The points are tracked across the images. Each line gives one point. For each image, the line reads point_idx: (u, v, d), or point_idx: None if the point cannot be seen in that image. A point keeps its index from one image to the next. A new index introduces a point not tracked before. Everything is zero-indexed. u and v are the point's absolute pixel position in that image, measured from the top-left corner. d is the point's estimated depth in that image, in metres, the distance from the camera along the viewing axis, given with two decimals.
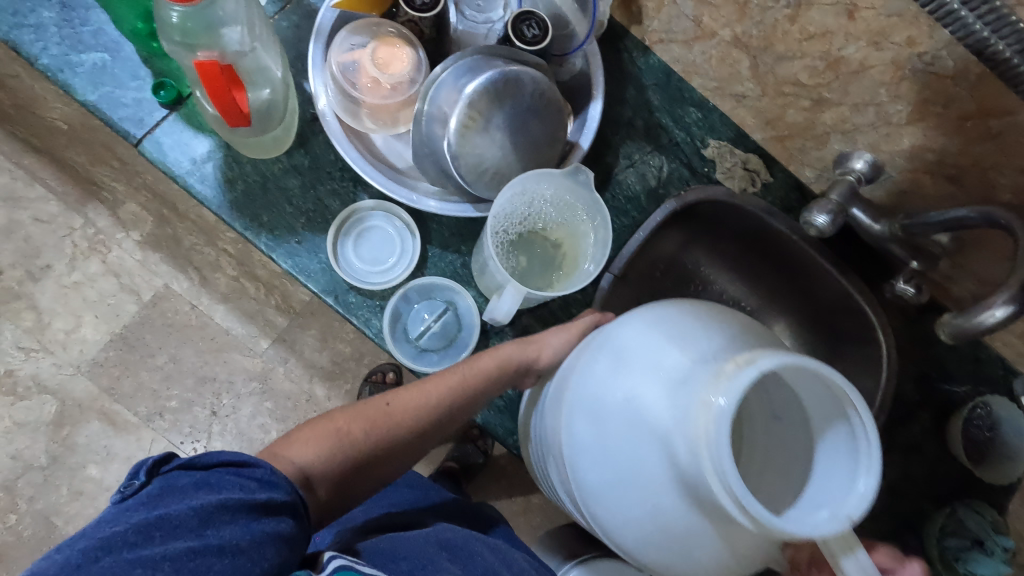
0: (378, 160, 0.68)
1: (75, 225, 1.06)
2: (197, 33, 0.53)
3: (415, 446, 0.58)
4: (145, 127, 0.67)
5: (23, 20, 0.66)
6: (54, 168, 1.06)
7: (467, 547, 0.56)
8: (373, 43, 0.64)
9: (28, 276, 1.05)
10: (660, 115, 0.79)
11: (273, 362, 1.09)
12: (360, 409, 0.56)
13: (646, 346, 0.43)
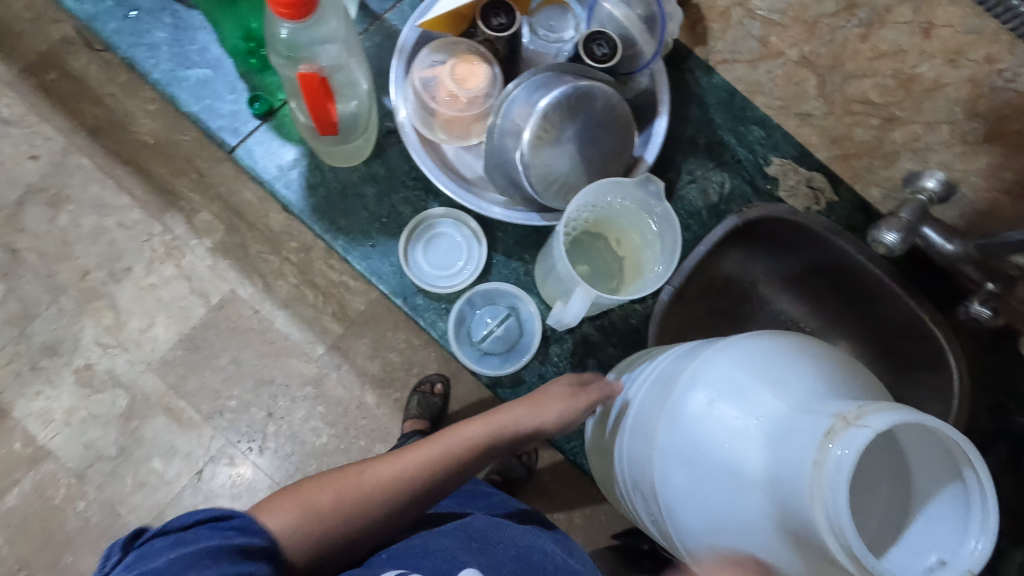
0: (451, 170, 0.72)
1: (154, 232, 1.07)
2: (300, 48, 0.56)
3: (397, 518, 0.56)
4: (239, 136, 0.73)
5: (140, 39, 0.73)
6: (137, 177, 1.07)
7: (497, 533, 0.56)
8: (452, 59, 0.67)
9: (111, 277, 1.07)
10: (722, 133, 0.81)
11: (326, 367, 1.06)
12: (334, 480, 0.55)
13: (740, 388, 0.44)
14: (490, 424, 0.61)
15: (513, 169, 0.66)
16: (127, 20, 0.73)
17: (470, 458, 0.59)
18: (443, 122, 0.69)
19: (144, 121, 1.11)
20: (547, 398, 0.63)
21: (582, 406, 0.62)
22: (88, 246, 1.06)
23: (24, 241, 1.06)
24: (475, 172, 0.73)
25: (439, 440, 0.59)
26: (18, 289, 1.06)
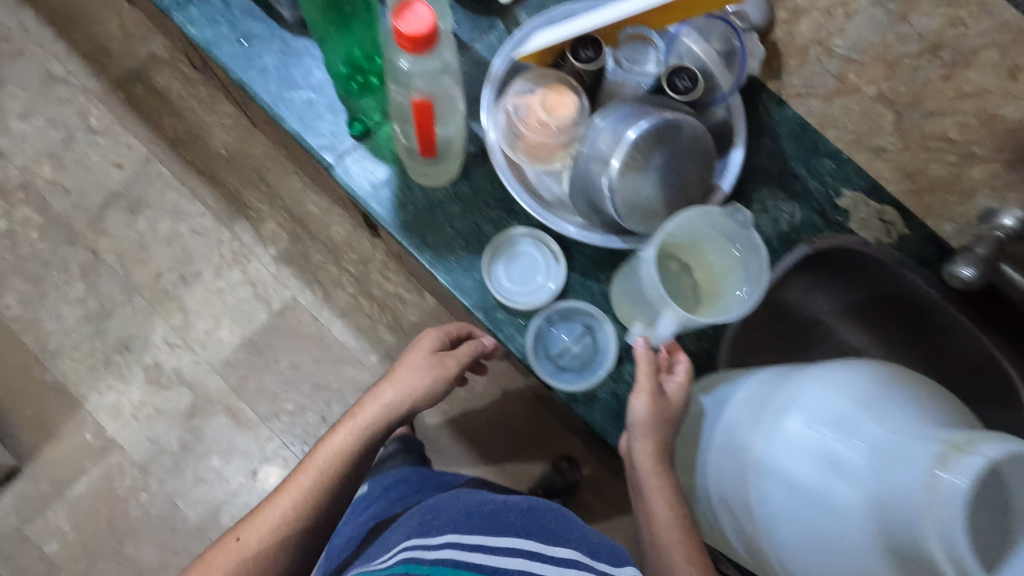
0: (535, 194, 0.76)
1: (224, 238, 1.51)
2: (415, 77, 0.60)
3: (296, 546, 0.68)
4: (338, 154, 0.78)
5: (251, 62, 0.79)
6: (213, 192, 1.53)
7: (450, 506, 0.70)
8: (542, 90, 0.72)
9: (182, 280, 1.49)
10: (794, 165, 0.83)
11: (378, 375, 1.48)
12: (213, 561, 0.64)
13: (839, 415, 0.45)
14: (357, 431, 0.74)
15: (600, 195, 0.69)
16: (240, 45, 0.80)
17: (346, 464, 0.72)
18: (530, 148, 0.74)
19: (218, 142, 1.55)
20: (407, 377, 0.77)
21: (433, 373, 0.78)
22: (167, 249, 1.50)
23: (103, 243, 1.49)
24: (557, 195, 0.77)
25: (308, 469, 0.71)
26: (97, 288, 1.46)
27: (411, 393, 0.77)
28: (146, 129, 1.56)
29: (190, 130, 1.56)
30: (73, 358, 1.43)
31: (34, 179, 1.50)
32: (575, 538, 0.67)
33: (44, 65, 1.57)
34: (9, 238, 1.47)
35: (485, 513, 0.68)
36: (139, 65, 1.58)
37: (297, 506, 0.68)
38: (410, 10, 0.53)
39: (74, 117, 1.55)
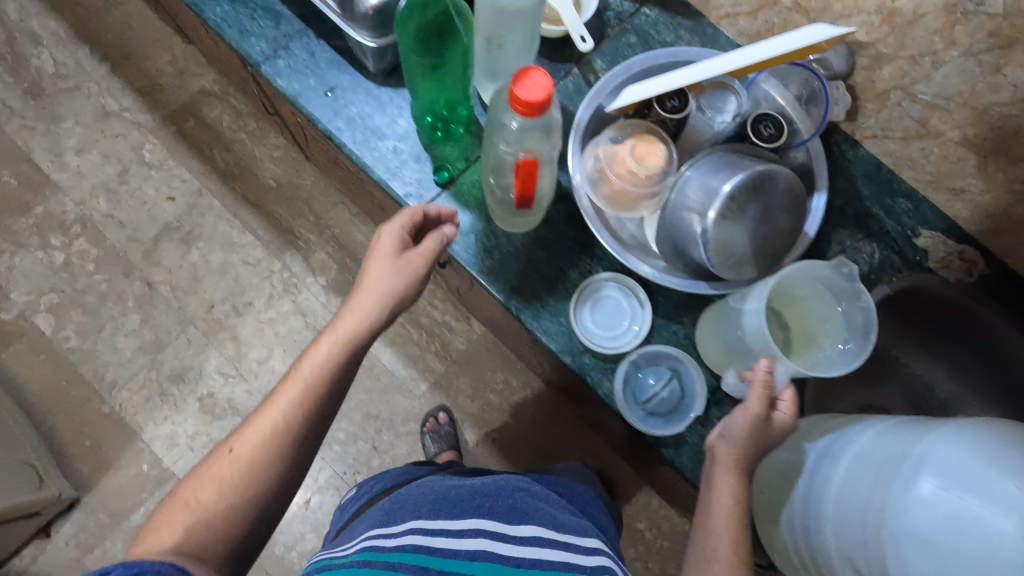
0: (618, 240, 0.77)
1: (275, 269, 1.54)
2: (524, 137, 0.63)
3: (288, 457, 0.63)
4: (424, 202, 0.80)
5: (337, 113, 0.81)
6: (263, 223, 1.56)
7: (412, 495, 0.73)
8: (631, 140, 0.73)
9: (234, 311, 1.51)
10: (870, 204, 0.83)
11: (427, 403, 1.49)
12: (207, 473, 0.61)
13: (975, 477, 0.45)
14: (342, 341, 0.67)
15: (689, 244, 0.70)
16: (327, 97, 0.82)
17: (334, 372, 0.67)
18: (613, 196, 0.75)
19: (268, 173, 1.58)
20: (379, 277, 0.69)
21: (408, 270, 0.69)
22: (219, 280, 1.52)
23: (157, 274, 1.51)
24: (639, 241, 0.78)
25: (296, 380, 0.66)
26: (152, 319, 1.49)
27: (389, 294, 0.69)
28: (198, 161, 1.59)
29: (240, 162, 1.59)
30: (130, 390, 1.45)
31: (90, 212, 1.54)
32: (540, 516, 0.68)
33: (98, 101, 1.61)
34: (67, 270, 1.50)
35: (446, 499, 0.70)
36: (190, 99, 1.62)
37: (278, 428, 0.63)
38: (526, 80, 0.55)
39: (128, 151, 1.58)
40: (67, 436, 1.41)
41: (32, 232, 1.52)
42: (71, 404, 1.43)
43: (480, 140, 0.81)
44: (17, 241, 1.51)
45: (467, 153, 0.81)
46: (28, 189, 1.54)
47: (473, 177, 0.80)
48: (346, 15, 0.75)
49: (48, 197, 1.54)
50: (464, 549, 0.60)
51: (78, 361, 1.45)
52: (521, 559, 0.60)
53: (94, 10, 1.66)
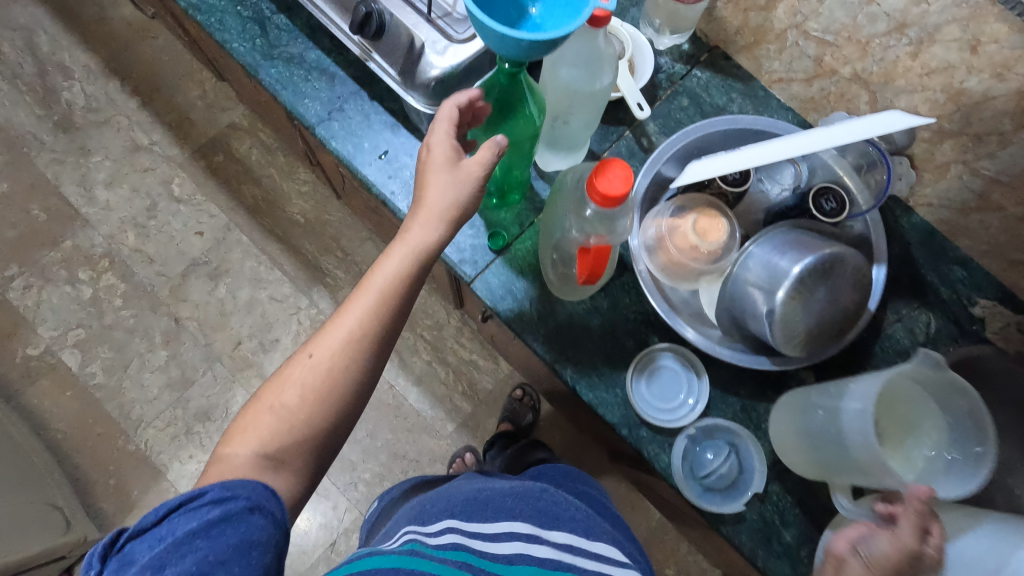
0: (675, 309, 0.76)
1: (302, 305, 1.53)
2: (598, 223, 0.64)
3: (363, 366, 0.63)
4: (478, 268, 0.79)
5: (392, 177, 0.81)
6: (290, 258, 1.56)
7: (444, 498, 0.70)
8: (693, 213, 0.72)
9: (261, 347, 1.50)
10: (925, 272, 0.82)
11: (453, 443, 1.48)
12: (289, 376, 0.62)
13: None
14: (412, 252, 0.63)
15: (751, 318, 0.70)
16: (381, 161, 0.81)
17: (405, 285, 0.63)
18: (671, 266, 0.74)
19: (295, 207, 1.58)
20: (440, 190, 0.62)
21: (469, 177, 0.62)
22: (246, 316, 1.51)
23: (185, 310, 1.51)
24: (695, 309, 0.77)
25: (368, 290, 0.63)
26: (179, 356, 1.48)
27: (452, 209, 0.62)
28: (226, 196, 1.59)
29: (269, 195, 1.58)
30: (155, 428, 1.44)
31: (118, 247, 1.53)
32: (573, 518, 0.67)
33: (128, 134, 1.61)
34: (94, 305, 1.49)
35: (480, 500, 0.68)
36: (219, 133, 1.62)
37: (351, 340, 0.62)
38: (606, 172, 0.55)
39: (157, 185, 1.58)
40: (92, 475, 1.40)
41: (61, 267, 1.51)
42: (97, 442, 1.42)
43: (535, 206, 0.81)
44: (45, 275, 1.50)
45: (522, 218, 0.81)
46: (57, 223, 1.54)
47: (528, 243, 0.80)
48: (407, 82, 0.75)
49: (77, 231, 1.54)
50: (504, 553, 0.58)
51: (104, 399, 1.44)
52: (558, 562, 0.59)
53: (125, 44, 1.66)
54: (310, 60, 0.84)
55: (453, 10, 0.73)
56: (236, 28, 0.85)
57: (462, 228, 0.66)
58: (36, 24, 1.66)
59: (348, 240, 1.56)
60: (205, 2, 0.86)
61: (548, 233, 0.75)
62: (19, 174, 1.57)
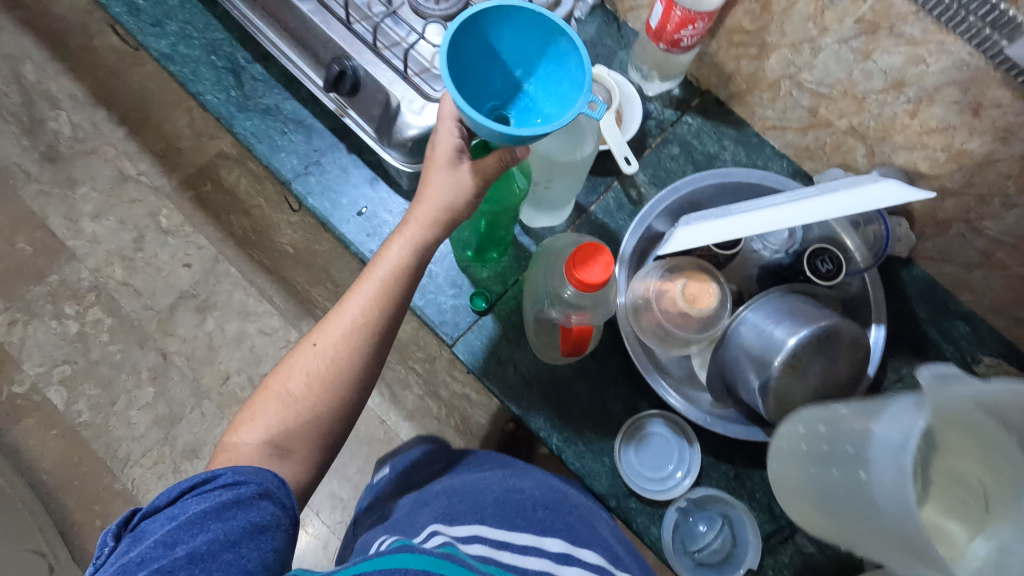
0: (664, 371, 0.74)
1: (291, 337, 1.50)
2: (583, 302, 0.61)
3: (365, 355, 0.65)
4: (460, 331, 0.76)
5: (371, 233, 0.78)
6: (280, 290, 1.52)
7: (473, 490, 0.66)
8: (682, 278, 0.68)
9: (250, 382, 1.47)
10: (926, 328, 0.79)
11: None
12: (295, 365, 0.66)
13: None
14: (410, 244, 0.62)
15: (741, 386, 0.67)
16: (359, 218, 0.79)
17: (405, 278, 0.64)
18: (658, 330, 0.71)
19: (286, 236, 1.53)
20: (438, 185, 0.58)
21: (470, 180, 0.58)
22: (235, 350, 1.49)
23: (172, 345, 1.48)
24: (687, 370, 0.76)
25: (369, 280, 0.64)
26: (167, 392, 1.45)
27: (446, 210, 0.59)
28: (214, 227, 1.56)
29: (259, 223, 1.53)
30: (143, 467, 1.41)
31: (105, 280, 1.51)
32: (596, 541, 0.63)
33: (116, 164, 1.59)
34: (80, 341, 1.47)
35: (510, 504, 0.64)
36: (208, 163, 1.58)
37: (355, 331, 0.65)
38: (590, 262, 0.53)
39: (145, 217, 1.56)
40: (79, 515, 1.38)
41: (46, 301, 1.49)
42: (83, 482, 1.40)
43: (520, 262, 0.78)
44: (31, 311, 1.48)
45: (505, 275, 0.78)
46: (42, 256, 1.52)
47: (512, 302, 0.77)
48: (383, 140, 0.73)
49: (63, 265, 1.51)
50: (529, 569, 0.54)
51: (90, 437, 1.42)
52: None
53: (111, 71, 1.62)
54: (287, 111, 0.82)
55: (431, 65, 0.69)
56: (210, 79, 0.82)
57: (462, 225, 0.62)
58: (22, 52, 1.62)
59: (338, 271, 1.51)
60: (177, 51, 0.83)
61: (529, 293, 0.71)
62: (4, 206, 1.54)
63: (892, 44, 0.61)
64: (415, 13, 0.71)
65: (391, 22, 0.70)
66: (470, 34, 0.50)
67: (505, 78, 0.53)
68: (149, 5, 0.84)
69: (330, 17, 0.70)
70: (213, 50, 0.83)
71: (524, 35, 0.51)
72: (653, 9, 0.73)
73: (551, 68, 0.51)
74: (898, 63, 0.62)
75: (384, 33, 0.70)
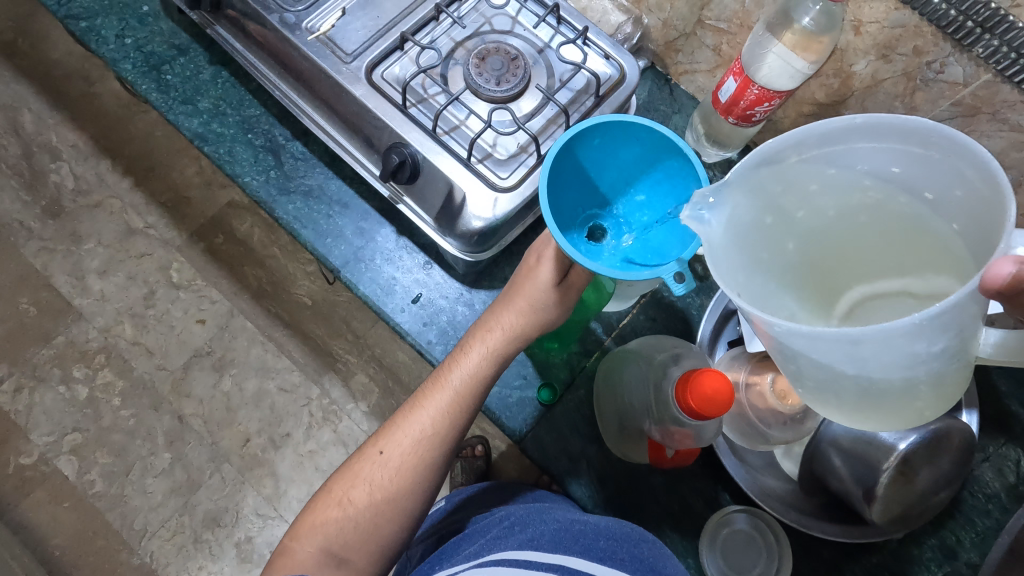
0: (744, 462, 0.70)
1: (313, 395, 1.39)
2: (684, 423, 0.58)
3: (434, 468, 0.58)
4: (527, 426, 0.72)
5: (427, 322, 0.74)
6: (298, 344, 1.40)
7: (527, 513, 0.59)
8: (770, 373, 0.64)
9: (271, 444, 1.38)
10: (1009, 401, 0.73)
11: None
12: (359, 473, 0.58)
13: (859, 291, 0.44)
14: (491, 353, 0.58)
15: (833, 479, 0.67)
16: (414, 306, 0.74)
17: (481, 386, 0.59)
18: (743, 423, 0.67)
19: (303, 288, 1.36)
20: (534, 300, 0.57)
21: (565, 300, 0.57)
22: (254, 410, 1.40)
23: (189, 407, 1.40)
24: (767, 458, 0.71)
25: (443, 388, 0.59)
26: (184, 458, 1.38)
27: (536, 326, 0.58)
28: (227, 279, 1.43)
29: (276, 270, 1.37)
30: (161, 538, 1.34)
31: (115, 340, 1.43)
32: None
33: (122, 218, 1.48)
34: (91, 407, 1.40)
35: (567, 532, 0.55)
36: (219, 214, 1.43)
37: (424, 440, 0.58)
38: (703, 386, 0.52)
39: (153, 270, 1.45)
40: None
41: (53, 366, 1.42)
42: (99, 556, 1.33)
43: (587, 348, 0.74)
44: (37, 376, 1.41)
45: (572, 363, 0.74)
46: (49, 318, 1.44)
47: (581, 392, 0.73)
48: (443, 227, 0.69)
49: (70, 326, 1.44)
50: None
51: (104, 508, 1.35)
52: None
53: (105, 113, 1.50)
54: (331, 192, 0.78)
55: (494, 151, 0.66)
56: (248, 159, 0.78)
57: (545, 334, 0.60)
58: (20, 101, 1.51)
59: (360, 321, 1.35)
60: (211, 130, 0.78)
61: (614, 396, 0.69)
62: (8, 265, 1.46)
63: (993, 128, 0.60)
64: (474, 95, 0.67)
65: (452, 106, 0.67)
66: (598, 136, 0.51)
67: (614, 177, 0.55)
68: (179, 82, 0.80)
69: (385, 102, 0.66)
70: (249, 127, 0.79)
71: (664, 160, 0.51)
72: (723, 83, 0.70)
73: (668, 184, 0.52)
74: (998, 146, 0.61)
75: (444, 117, 0.67)
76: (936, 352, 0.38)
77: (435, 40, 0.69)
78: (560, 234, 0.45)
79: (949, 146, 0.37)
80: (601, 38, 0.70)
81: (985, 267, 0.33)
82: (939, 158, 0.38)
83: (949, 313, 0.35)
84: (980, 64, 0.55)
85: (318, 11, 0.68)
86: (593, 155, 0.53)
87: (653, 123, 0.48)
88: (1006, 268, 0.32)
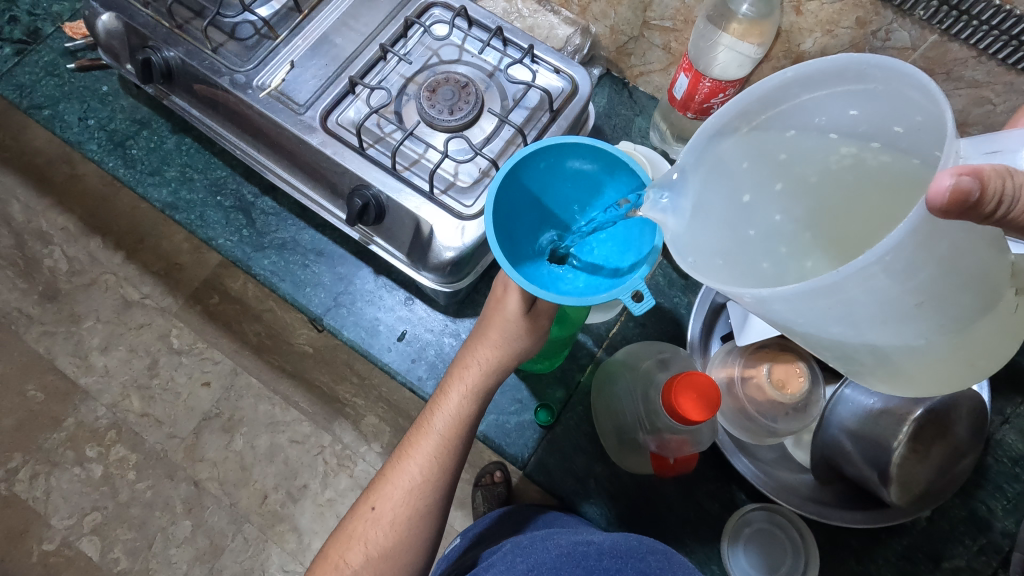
0: (754, 458, 0.68)
1: (325, 442, 1.18)
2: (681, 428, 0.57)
3: (430, 517, 0.57)
4: (529, 450, 0.71)
5: (415, 357, 0.74)
6: (304, 392, 1.17)
7: (533, 540, 0.57)
8: (766, 364, 0.62)
9: (289, 497, 1.19)
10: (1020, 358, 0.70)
11: None
12: (353, 534, 0.57)
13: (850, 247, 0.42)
14: (470, 393, 0.57)
15: (846, 464, 0.65)
16: (401, 343, 0.75)
17: (464, 427, 0.58)
18: (742, 418, 0.65)
19: (303, 334, 1.13)
20: (506, 332, 0.56)
21: (538, 328, 0.56)
22: (267, 467, 1.19)
23: (204, 471, 1.20)
24: (779, 451, 0.69)
25: (428, 434, 0.58)
26: (205, 523, 1.20)
27: (513, 357, 0.57)
28: (228, 337, 1.18)
29: (269, 317, 1.15)
30: None
31: (123, 414, 1.22)
32: None
33: (118, 291, 1.20)
34: (107, 484, 1.21)
35: (573, 556, 0.53)
36: (213, 274, 1.16)
37: (416, 490, 0.57)
38: (685, 394, 0.52)
39: (154, 339, 1.20)
40: None
41: (66, 448, 1.22)
42: None
43: (580, 363, 0.74)
44: (51, 461, 1.22)
45: (566, 380, 0.73)
46: (56, 401, 1.23)
47: (579, 408, 0.72)
48: (416, 262, 0.69)
49: (78, 406, 1.22)
50: None
51: None
52: None
53: (22, 140, 1.20)
54: (305, 242, 0.78)
55: (456, 179, 0.66)
56: (220, 221, 0.79)
57: (522, 364, 0.59)
58: None
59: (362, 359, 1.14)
60: (181, 198, 0.79)
61: (612, 410, 0.68)
62: None
63: (950, 87, 0.59)
64: (430, 127, 0.68)
65: (409, 141, 0.67)
66: (544, 160, 0.51)
67: (575, 199, 0.54)
68: (145, 155, 0.81)
69: (343, 147, 0.66)
70: (217, 190, 0.80)
71: (616, 177, 0.51)
72: (677, 80, 0.72)
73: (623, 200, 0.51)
74: (960, 104, 0.60)
75: (402, 153, 0.67)
76: (933, 293, 0.36)
77: (385, 79, 0.70)
78: (512, 270, 0.45)
79: (884, 74, 0.36)
80: (549, 54, 0.70)
81: (928, 186, 0.31)
82: (884, 89, 0.37)
83: (915, 248, 0.33)
84: (924, 26, 0.55)
85: (267, 67, 0.68)
86: (542, 179, 0.52)
87: (596, 142, 0.48)
88: (944, 183, 0.30)
